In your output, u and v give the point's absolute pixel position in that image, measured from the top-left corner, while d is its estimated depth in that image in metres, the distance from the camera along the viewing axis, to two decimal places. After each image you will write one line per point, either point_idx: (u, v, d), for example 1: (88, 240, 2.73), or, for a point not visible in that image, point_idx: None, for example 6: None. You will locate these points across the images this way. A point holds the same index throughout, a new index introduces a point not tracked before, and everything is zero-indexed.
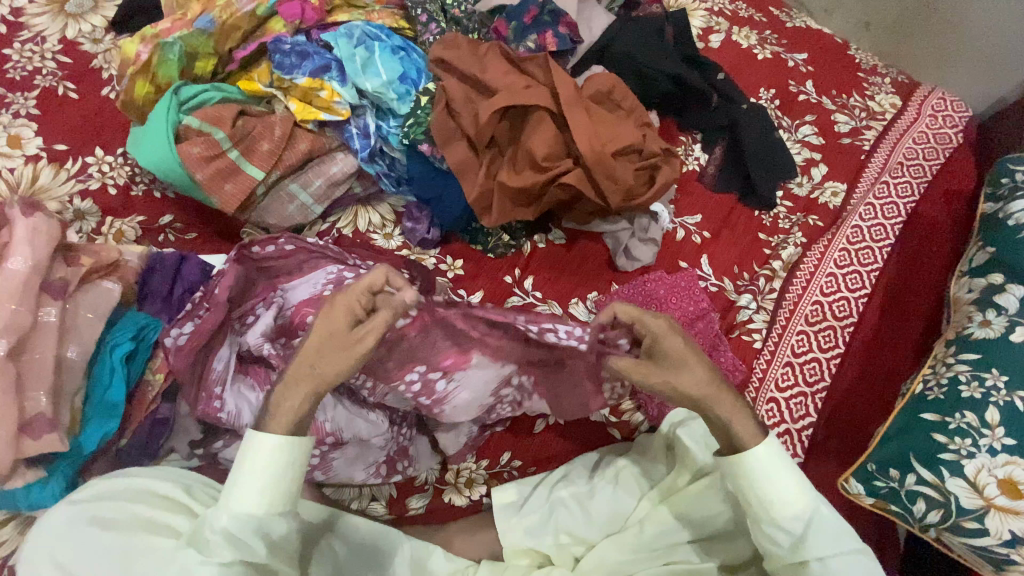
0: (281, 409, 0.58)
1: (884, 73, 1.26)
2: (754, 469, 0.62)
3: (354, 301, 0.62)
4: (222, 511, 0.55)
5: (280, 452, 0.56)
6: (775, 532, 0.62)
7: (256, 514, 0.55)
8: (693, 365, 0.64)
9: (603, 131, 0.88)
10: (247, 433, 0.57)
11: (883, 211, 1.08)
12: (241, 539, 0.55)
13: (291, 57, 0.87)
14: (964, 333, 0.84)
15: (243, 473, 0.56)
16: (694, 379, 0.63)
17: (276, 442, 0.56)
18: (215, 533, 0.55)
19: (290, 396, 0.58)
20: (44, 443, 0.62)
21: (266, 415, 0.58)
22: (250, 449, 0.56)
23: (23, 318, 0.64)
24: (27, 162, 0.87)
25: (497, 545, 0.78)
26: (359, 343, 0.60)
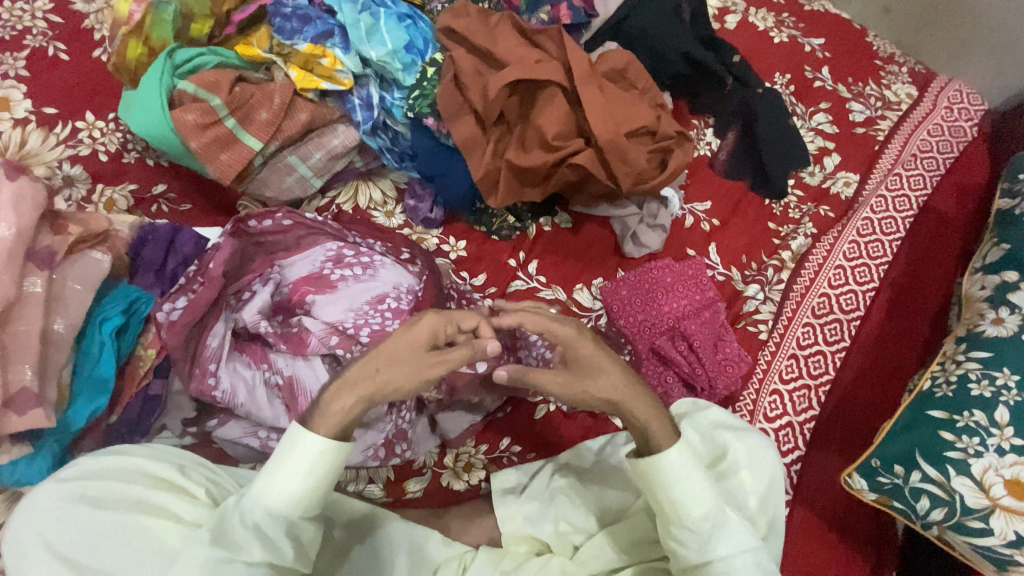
0: (329, 410, 0.58)
1: (901, 61, 1.23)
2: (669, 471, 0.59)
3: (441, 327, 0.65)
4: (254, 507, 0.55)
5: (323, 458, 0.56)
6: (681, 535, 0.59)
7: (290, 516, 0.56)
8: (604, 373, 0.63)
9: (617, 111, 0.84)
10: (294, 429, 0.57)
11: (894, 204, 1.06)
12: (270, 539, 0.55)
13: (292, 21, 0.83)
14: (975, 330, 0.83)
15: (281, 470, 0.55)
16: (606, 382, 0.62)
17: (322, 447, 0.56)
18: (245, 527, 0.55)
19: (344, 397, 0.58)
20: (29, 419, 0.60)
21: (311, 411, 0.58)
22: (293, 447, 0.56)
23: (8, 287, 0.61)
24: (15, 126, 0.83)
25: (496, 531, 0.77)
26: (433, 366, 0.62)
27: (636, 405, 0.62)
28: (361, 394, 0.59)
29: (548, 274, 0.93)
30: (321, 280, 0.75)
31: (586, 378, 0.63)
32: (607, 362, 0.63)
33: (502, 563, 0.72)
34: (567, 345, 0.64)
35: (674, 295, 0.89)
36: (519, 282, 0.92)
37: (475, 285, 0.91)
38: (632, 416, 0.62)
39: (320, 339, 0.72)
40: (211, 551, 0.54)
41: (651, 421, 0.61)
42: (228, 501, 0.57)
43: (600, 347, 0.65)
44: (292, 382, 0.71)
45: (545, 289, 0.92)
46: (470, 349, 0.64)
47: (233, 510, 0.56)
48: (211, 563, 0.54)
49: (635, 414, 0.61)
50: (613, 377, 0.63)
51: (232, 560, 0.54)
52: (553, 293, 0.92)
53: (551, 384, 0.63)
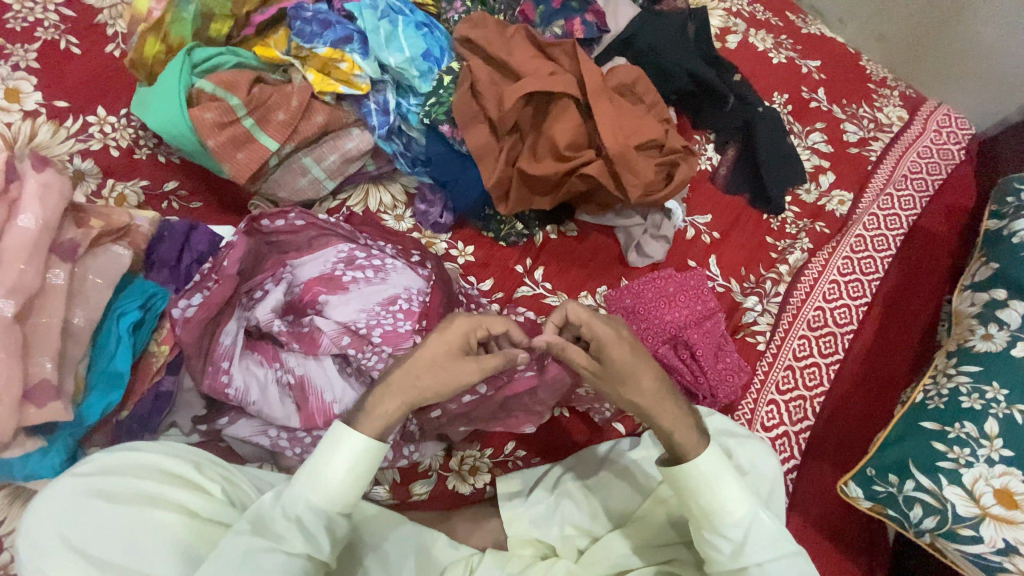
0: (375, 412, 0.59)
1: (893, 86, 1.27)
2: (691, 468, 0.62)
3: (474, 330, 0.64)
4: (297, 500, 0.56)
5: (366, 455, 0.57)
6: (715, 539, 0.62)
7: (331, 510, 0.57)
8: (641, 373, 0.65)
9: (626, 122, 0.87)
10: (341, 429, 0.58)
11: (886, 222, 1.09)
12: (310, 531, 0.56)
13: (312, 25, 0.84)
14: (965, 345, 0.86)
15: (324, 467, 0.57)
16: (635, 390, 0.65)
17: (366, 446, 0.57)
18: (287, 519, 0.55)
19: (386, 401, 0.60)
20: (49, 412, 0.60)
21: (354, 412, 0.60)
22: (338, 444, 0.57)
23: (31, 278, 0.61)
24: (25, 118, 0.82)
25: (503, 534, 0.78)
26: (466, 372, 0.62)
27: (667, 410, 0.64)
28: (399, 399, 0.60)
29: (554, 281, 0.94)
30: (332, 281, 0.76)
31: (617, 381, 0.65)
32: (638, 368, 0.65)
33: (507, 565, 0.74)
34: (603, 346, 0.66)
35: (677, 305, 0.91)
36: (525, 289, 0.93)
37: (482, 289, 0.91)
38: (661, 422, 0.64)
39: (331, 339, 0.72)
40: (252, 540, 0.54)
41: (683, 429, 0.63)
42: (266, 497, 0.58)
43: (635, 349, 0.66)
44: (303, 382, 0.71)
45: (550, 296, 0.93)
46: (503, 358, 0.65)
47: (272, 505, 0.57)
48: (257, 551, 0.54)
49: (664, 417, 0.64)
50: (646, 379, 0.65)
51: (274, 550, 0.55)
52: (559, 299, 0.93)
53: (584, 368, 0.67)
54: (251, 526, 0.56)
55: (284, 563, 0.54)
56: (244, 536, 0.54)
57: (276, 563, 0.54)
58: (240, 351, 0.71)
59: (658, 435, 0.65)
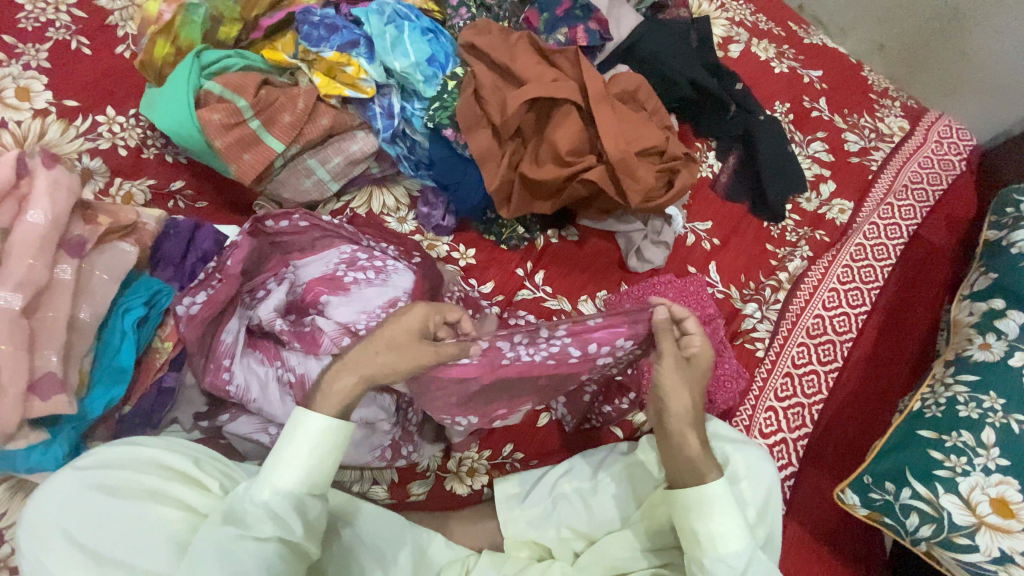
0: (331, 391, 0.60)
1: (894, 96, 1.28)
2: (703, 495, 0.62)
3: (431, 317, 0.68)
4: (262, 486, 0.56)
5: (325, 435, 0.58)
6: (714, 568, 0.61)
7: (297, 493, 0.57)
8: (681, 388, 0.69)
9: (627, 129, 0.88)
10: (297, 415, 0.58)
11: (886, 232, 1.10)
12: (281, 516, 0.56)
13: (319, 29, 0.86)
14: (964, 355, 0.86)
15: (289, 450, 0.57)
16: (688, 402, 0.68)
17: (326, 425, 0.58)
18: (255, 507, 0.56)
19: (346, 379, 0.61)
20: (53, 405, 0.60)
21: (315, 399, 0.60)
22: (298, 428, 0.58)
23: (39, 273, 0.62)
24: (35, 116, 0.84)
25: (499, 536, 0.79)
26: (423, 355, 0.65)
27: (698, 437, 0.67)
28: (359, 376, 0.62)
29: (554, 285, 0.95)
30: (334, 281, 0.76)
31: (682, 385, 0.69)
32: (686, 386, 0.69)
33: (504, 568, 0.74)
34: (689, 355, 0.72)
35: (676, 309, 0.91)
36: (525, 292, 0.94)
37: (483, 292, 0.92)
38: (689, 441, 0.66)
39: (332, 339, 0.72)
40: (223, 530, 0.54)
41: (702, 460, 0.65)
42: (238, 488, 0.58)
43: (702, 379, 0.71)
44: (303, 380, 0.72)
45: (550, 299, 0.94)
46: (459, 346, 0.67)
47: (241, 495, 0.57)
48: (224, 540, 0.54)
49: (676, 435, 0.67)
50: (686, 395, 0.68)
51: (244, 538, 0.54)
52: (559, 303, 0.94)
53: (663, 368, 0.69)
54: (222, 518, 0.55)
55: (257, 552, 0.54)
56: (217, 528, 0.54)
57: (249, 551, 0.54)
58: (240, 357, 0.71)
59: (682, 454, 0.66)
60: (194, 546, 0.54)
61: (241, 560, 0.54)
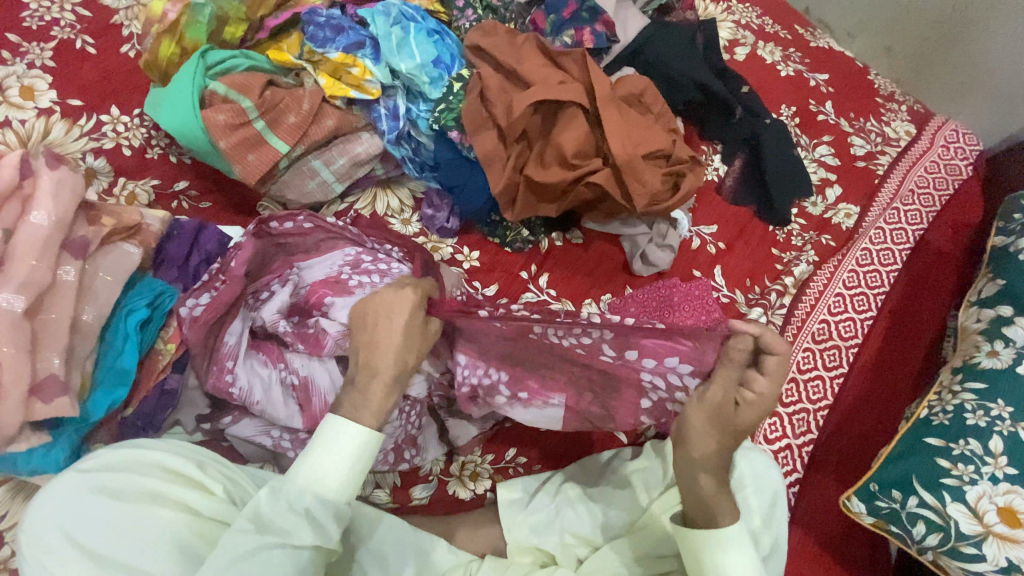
0: (365, 406, 0.60)
1: (901, 100, 1.28)
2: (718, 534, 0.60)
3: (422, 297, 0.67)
4: (303, 493, 0.55)
5: (368, 446, 0.58)
6: None
7: (338, 502, 0.56)
8: (708, 431, 0.63)
9: (634, 132, 0.87)
10: (341, 424, 0.57)
11: (892, 237, 1.09)
12: (319, 525, 0.55)
13: (325, 30, 0.86)
14: (971, 362, 0.86)
15: (331, 458, 0.56)
16: (714, 448, 0.63)
17: (366, 435, 0.57)
18: (294, 513, 0.54)
19: (379, 391, 0.61)
20: (55, 407, 0.60)
21: (348, 408, 0.60)
22: (340, 435, 0.57)
23: (42, 274, 0.61)
24: (39, 116, 0.84)
25: (501, 541, 0.78)
26: (427, 333, 0.66)
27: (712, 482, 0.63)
28: (390, 378, 0.62)
29: (559, 288, 0.95)
30: (338, 284, 0.75)
31: (711, 429, 0.63)
32: (717, 432, 0.63)
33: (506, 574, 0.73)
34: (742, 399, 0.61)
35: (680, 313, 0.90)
36: (530, 295, 0.93)
37: (487, 294, 0.92)
38: (702, 484, 0.63)
39: (336, 341, 0.71)
40: (260, 539, 0.53)
41: (711, 506, 0.62)
42: (264, 492, 0.55)
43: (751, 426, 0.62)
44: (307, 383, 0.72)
45: (554, 302, 0.93)
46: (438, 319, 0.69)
47: (271, 500, 0.55)
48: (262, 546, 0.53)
49: (686, 474, 0.64)
50: (714, 438, 0.63)
51: (279, 546, 0.54)
52: (563, 306, 0.93)
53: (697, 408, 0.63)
54: (254, 526, 0.54)
55: (291, 559, 0.54)
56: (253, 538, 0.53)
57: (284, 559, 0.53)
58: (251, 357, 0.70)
59: (690, 493, 0.64)
60: (222, 554, 0.52)
61: (274, 567, 0.53)
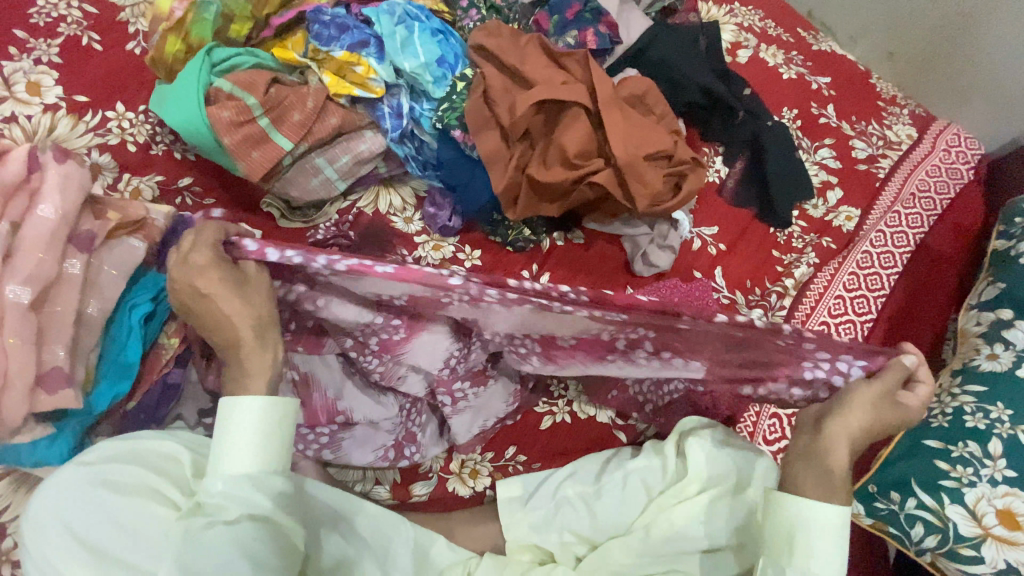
0: (248, 377, 0.57)
1: (903, 104, 1.28)
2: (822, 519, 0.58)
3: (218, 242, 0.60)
4: (216, 476, 0.55)
5: (264, 412, 0.56)
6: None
7: (252, 471, 0.55)
8: (860, 412, 0.59)
9: (637, 133, 0.87)
10: (224, 403, 0.57)
11: (894, 240, 1.09)
12: (240, 496, 0.54)
13: (330, 29, 0.86)
14: (971, 364, 0.86)
15: (230, 435, 0.56)
16: (858, 438, 0.59)
17: (257, 404, 0.56)
18: (215, 495, 0.55)
19: (254, 359, 0.58)
20: (60, 399, 0.61)
21: (235, 381, 0.58)
22: (227, 414, 0.56)
23: (48, 267, 0.62)
24: (45, 111, 0.85)
25: (500, 539, 0.79)
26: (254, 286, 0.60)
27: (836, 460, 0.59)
28: (249, 327, 0.58)
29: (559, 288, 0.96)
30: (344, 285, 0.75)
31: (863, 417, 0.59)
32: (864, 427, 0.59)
33: (506, 570, 0.74)
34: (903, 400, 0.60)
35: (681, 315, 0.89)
36: None
37: None
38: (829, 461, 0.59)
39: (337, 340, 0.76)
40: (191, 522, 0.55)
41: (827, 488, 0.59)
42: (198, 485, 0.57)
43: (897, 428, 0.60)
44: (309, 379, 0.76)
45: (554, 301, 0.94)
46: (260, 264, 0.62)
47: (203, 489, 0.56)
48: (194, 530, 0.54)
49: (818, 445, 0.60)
50: (858, 416, 0.59)
51: (213, 524, 0.54)
52: None
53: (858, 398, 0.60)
54: (190, 516, 0.55)
55: (229, 534, 0.53)
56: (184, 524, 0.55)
57: (219, 536, 0.53)
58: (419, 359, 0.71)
59: (811, 466, 0.60)
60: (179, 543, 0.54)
61: (215, 546, 0.53)
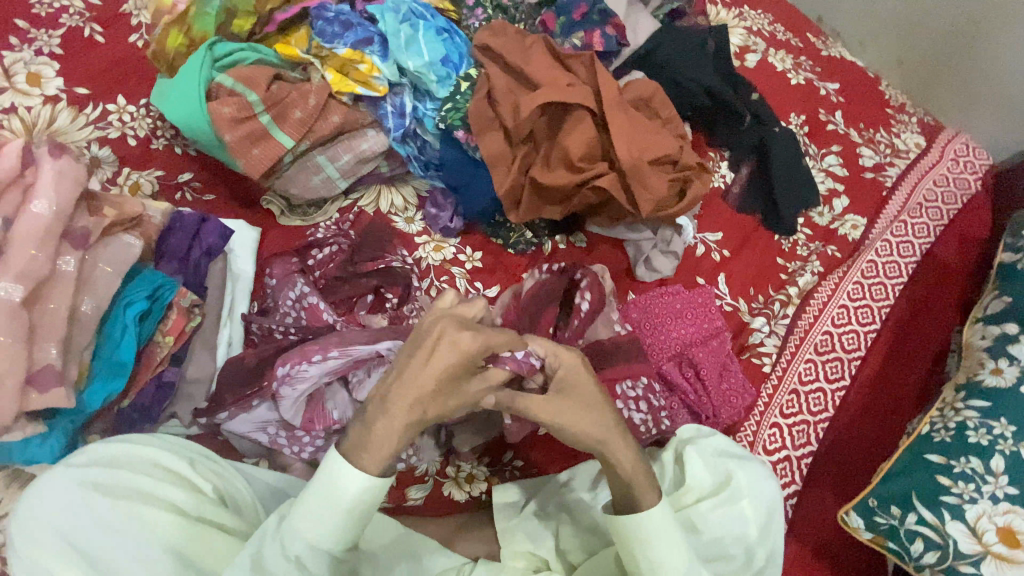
0: (379, 446, 0.56)
1: (911, 112, 1.27)
2: (643, 520, 0.61)
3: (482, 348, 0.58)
4: (298, 540, 0.55)
5: (369, 493, 0.55)
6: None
7: (333, 549, 0.56)
8: (598, 415, 0.61)
9: (643, 136, 0.86)
10: (340, 466, 0.55)
11: (899, 249, 1.08)
12: (310, 571, 0.56)
13: (334, 26, 0.85)
14: (974, 379, 0.85)
15: (328, 506, 0.55)
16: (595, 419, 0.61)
17: (367, 484, 0.55)
18: (286, 558, 0.55)
19: (393, 434, 0.56)
20: (50, 398, 0.60)
21: (356, 441, 0.56)
22: (335, 481, 0.54)
23: (41, 265, 0.61)
24: (45, 103, 0.84)
25: (495, 547, 0.77)
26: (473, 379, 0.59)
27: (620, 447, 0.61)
28: (409, 402, 0.56)
29: None
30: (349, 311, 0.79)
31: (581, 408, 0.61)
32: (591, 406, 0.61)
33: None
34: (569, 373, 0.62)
35: (683, 322, 0.91)
36: None
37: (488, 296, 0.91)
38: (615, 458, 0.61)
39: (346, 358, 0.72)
40: None
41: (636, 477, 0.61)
42: (272, 525, 0.57)
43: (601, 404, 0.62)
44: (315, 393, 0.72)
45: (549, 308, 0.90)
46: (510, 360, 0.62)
47: (271, 540, 0.56)
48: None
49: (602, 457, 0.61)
50: (607, 415, 0.62)
51: None
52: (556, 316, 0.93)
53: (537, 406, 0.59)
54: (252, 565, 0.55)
55: None
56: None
57: None
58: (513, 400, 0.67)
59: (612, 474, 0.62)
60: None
61: None
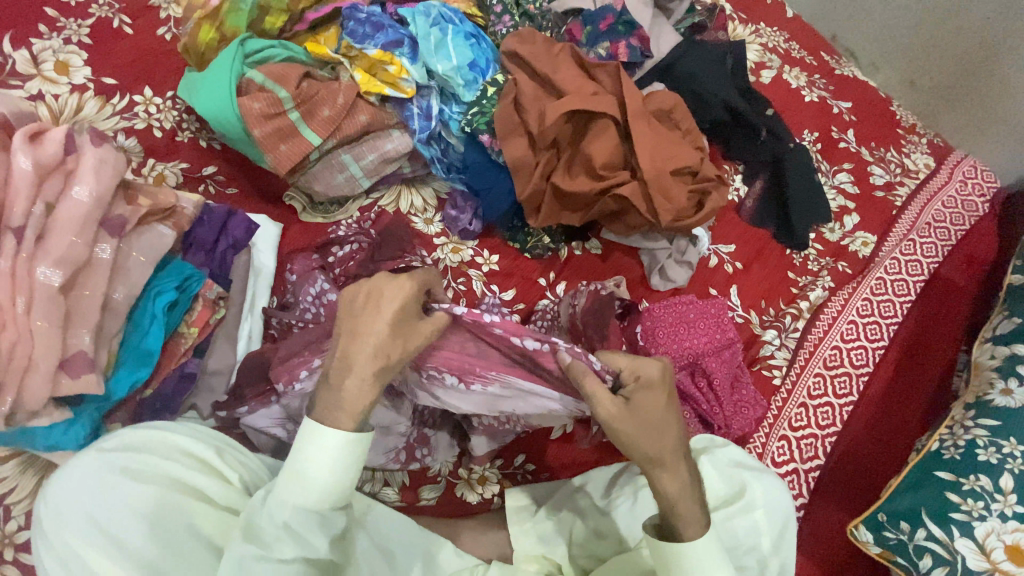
0: (345, 401, 0.56)
1: (921, 133, 1.28)
2: (686, 551, 0.60)
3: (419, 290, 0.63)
4: (282, 505, 0.55)
5: (348, 448, 0.55)
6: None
7: (319, 510, 0.56)
8: (661, 431, 0.61)
9: (665, 148, 0.87)
10: (312, 425, 0.55)
11: (907, 267, 1.09)
12: (299, 535, 0.56)
13: (365, 26, 0.86)
14: (983, 399, 0.86)
15: (307, 467, 0.55)
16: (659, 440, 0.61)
17: (343, 439, 0.55)
18: (274, 525, 0.56)
19: (360, 388, 0.57)
20: (81, 384, 0.61)
21: (325, 402, 0.57)
22: (313, 441, 0.55)
23: (80, 251, 0.62)
24: (73, 91, 0.85)
25: (508, 548, 0.78)
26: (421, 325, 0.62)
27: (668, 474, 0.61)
28: (370, 352, 0.57)
29: None
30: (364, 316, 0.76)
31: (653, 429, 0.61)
32: (666, 421, 0.62)
33: None
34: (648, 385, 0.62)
35: (696, 332, 0.89)
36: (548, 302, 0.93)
37: (504, 299, 0.92)
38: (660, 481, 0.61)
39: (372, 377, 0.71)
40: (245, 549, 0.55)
41: (677, 504, 0.61)
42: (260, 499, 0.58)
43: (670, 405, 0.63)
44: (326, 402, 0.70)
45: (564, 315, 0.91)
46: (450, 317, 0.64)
47: (262, 509, 0.57)
48: (246, 560, 0.55)
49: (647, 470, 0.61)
50: (671, 436, 0.62)
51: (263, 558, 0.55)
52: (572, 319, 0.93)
53: (601, 401, 0.60)
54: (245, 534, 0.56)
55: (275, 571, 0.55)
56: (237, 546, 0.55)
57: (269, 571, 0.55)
58: (572, 375, 0.63)
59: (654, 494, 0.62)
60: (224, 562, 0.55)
61: None
